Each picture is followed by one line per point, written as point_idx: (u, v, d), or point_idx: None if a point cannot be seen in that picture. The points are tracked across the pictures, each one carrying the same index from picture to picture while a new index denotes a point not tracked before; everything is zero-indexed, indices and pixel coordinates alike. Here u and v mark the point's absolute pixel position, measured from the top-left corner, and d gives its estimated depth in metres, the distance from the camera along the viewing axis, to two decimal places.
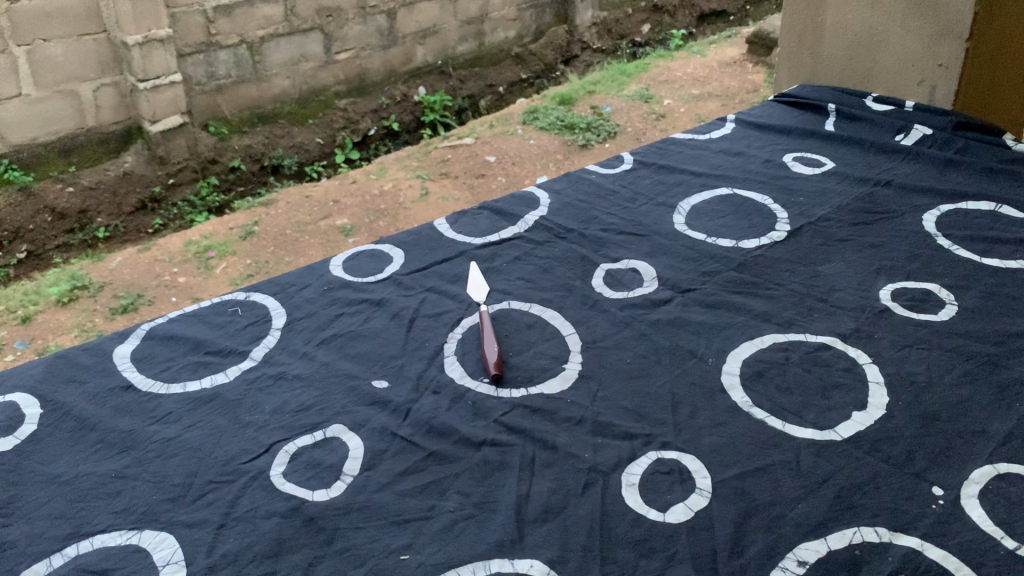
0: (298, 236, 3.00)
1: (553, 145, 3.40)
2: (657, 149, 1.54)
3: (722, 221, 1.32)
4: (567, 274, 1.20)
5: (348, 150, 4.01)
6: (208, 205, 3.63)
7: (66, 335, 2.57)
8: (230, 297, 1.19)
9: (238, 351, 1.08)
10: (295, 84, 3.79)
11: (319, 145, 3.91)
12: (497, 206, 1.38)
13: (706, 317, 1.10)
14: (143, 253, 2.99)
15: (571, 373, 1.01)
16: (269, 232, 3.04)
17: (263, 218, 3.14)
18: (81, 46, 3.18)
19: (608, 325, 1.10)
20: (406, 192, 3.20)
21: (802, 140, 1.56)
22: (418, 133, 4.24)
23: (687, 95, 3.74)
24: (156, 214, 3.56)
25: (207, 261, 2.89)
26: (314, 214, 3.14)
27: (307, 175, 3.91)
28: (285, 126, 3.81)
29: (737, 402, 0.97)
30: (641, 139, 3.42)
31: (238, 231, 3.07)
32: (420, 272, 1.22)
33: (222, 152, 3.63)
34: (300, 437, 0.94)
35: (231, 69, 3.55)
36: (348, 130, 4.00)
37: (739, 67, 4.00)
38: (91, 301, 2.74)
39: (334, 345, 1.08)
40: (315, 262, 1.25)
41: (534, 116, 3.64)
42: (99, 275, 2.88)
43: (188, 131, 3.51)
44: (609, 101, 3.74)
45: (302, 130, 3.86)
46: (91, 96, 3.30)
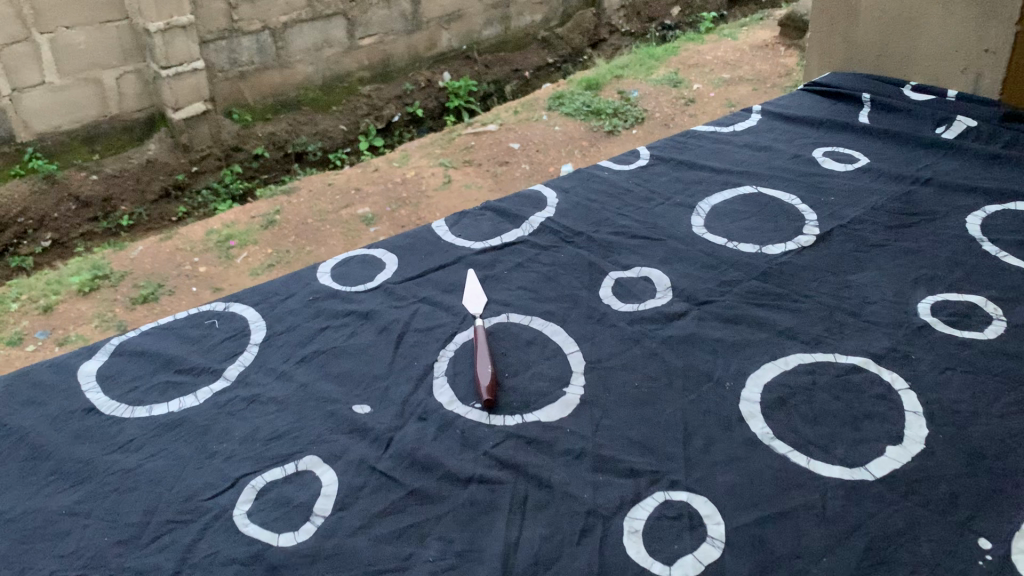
0: (320, 225, 2.87)
1: (578, 131, 3.29)
2: (676, 144, 1.43)
3: (746, 223, 1.21)
4: (573, 284, 1.10)
5: (372, 136, 3.86)
6: (232, 193, 3.50)
7: (88, 326, 2.47)
8: (208, 308, 1.10)
9: (211, 368, 0.99)
10: (318, 70, 3.68)
11: (343, 131, 3.78)
12: (501, 207, 1.28)
13: (725, 333, 1.00)
14: (163, 243, 2.86)
15: (573, 399, 0.92)
16: (291, 219, 2.93)
17: (283, 206, 3.01)
18: (103, 34, 3.09)
19: (615, 341, 0.99)
20: (429, 180, 3.10)
21: (834, 133, 1.44)
22: (445, 119, 4.08)
23: (717, 79, 3.60)
24: (183, 200, 3.42)
25: (228, 249, 2.79)
26: (337, 206, 2.99)
27: (331, 162, 3.77)
28: (308, 113, 3.70)
29: (757, 434, 0.86)
30: (668, 125, 3.29)
31: (259, 219, 2.95)
32: (413, 280, 1.13)
33: (246, 139, 3.52)
34: (270, 470, 0.85)
35: (254, 56, 3.45)
36: (371, 117, 3.86)
37: (771, 49, 3.85)
38: (112, 291, 2.63)
39: (315, 363, 0.99)
40: (302, 270, 1.17)
41: (560, 101, 3.52)
42: (119, 266, 2.75)
43: (211, 119, 3.40)
44: (636, 86, 3.61)
45: (326, 117, 3.74)
46: (114, 83, 3.21)
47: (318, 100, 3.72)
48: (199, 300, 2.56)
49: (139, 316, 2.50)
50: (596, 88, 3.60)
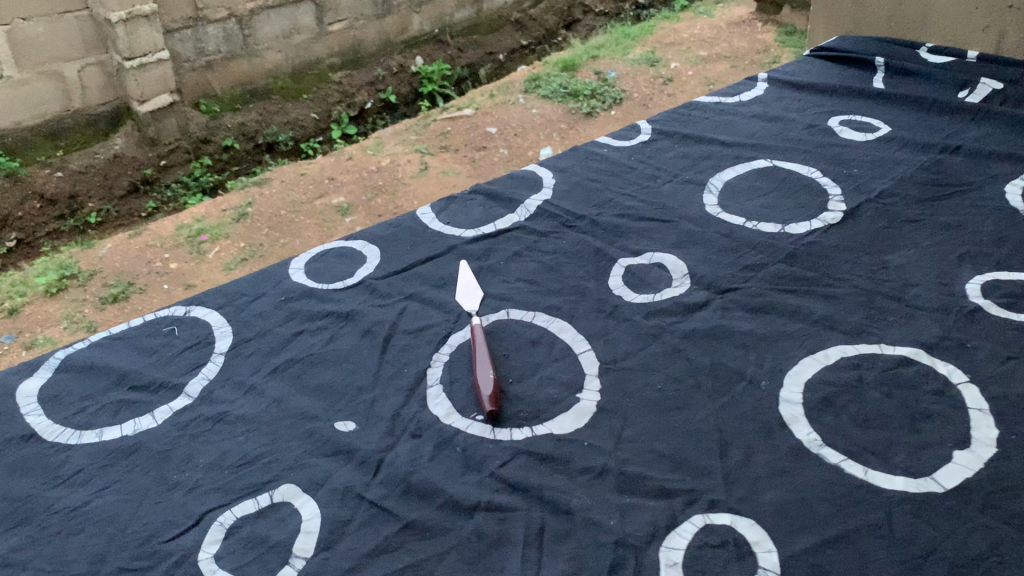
0: (293, 216, 2.56)
1: (557, 112, 3.08)
2: (679, 116, 1.31)
3: (764, 200, 1.09)
4: (578, 274, 0.98)
5: (343, 123, 3.42)
6: (204, 185, 3.03)
7: (55, 327, 2.17)
8: (167, 313, 0.97)
9: (171, 383, 0.87)
10: (289, 57, 3.34)
11: (315, 118, 3.35)
12: (492, 190, 1.16)
13: (754, 324, 0.89)
14: (133, 240, 2.49)
15: (588, 407, 0.80)
16: (261, 215, 2.58)
17: (257, 197, 2.68)
18: (63, 25, 2.72)
19: (630, 338, 0.88)
20: (405, 168, 2.80)
21: (849, 100, 1.33)
22: (416, 103, 3.64)
23: (694, 59, 3.43)
24: (150, 195, 2.95)
25: (199, 245, 2.44)
26: (309, 195, 2.68)
27: (302, 151, 3.29)
28: (279, 102, 3.31)
29: (803, 441, 0.75)
30: (649, 105, 3.10)
31: (230, 213, 2.61)
32: (399, 275, 1.00)
33: (213, 130, 3.10)
34: (241, 503, 0.73)
35: (220, 44, 3.09)
36: (341, 103, 3.45)
37: (745, 28, 3.68)
38: (83, 290, 2.31)
39: (289, 374, 0.87)
40: (272, 267, 1.04)
41: (537, 83, 3.26)
42: (88, 265, 2.40)
43: (178, 111, 3.04)
44: (613, 66, 3.40)
45: (297, 104, 3.35)
46: (75, 76, 2.83)
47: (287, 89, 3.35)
48: (171, 297, 2.24)
49: (112, 317, 2.20)
50: (574, 66, 3.39)
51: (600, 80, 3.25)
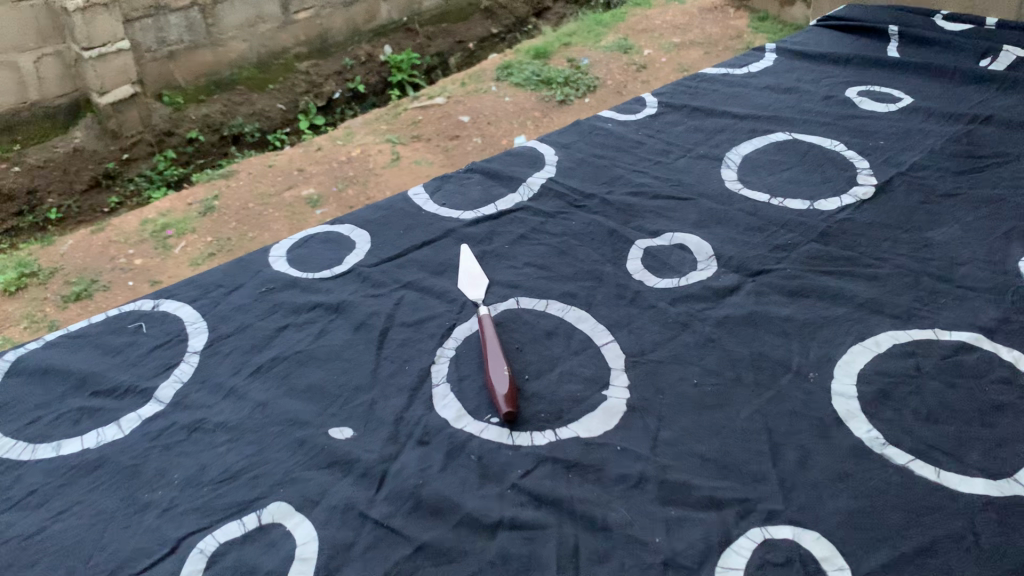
0: (261, 209, 2.04)
1: (527, 101, 2.34)
2: (686, 89, 1.22)
3: (787, 175, 1.01)
4: (592, 257, 0.89)
5: (314, 114, 2.80)
6: (168, 180, 2.51)
7: (11, 326, 1.75)
8: (133, 308, 0.86)
9: (139, 388, 0.76)
10: (254, 47, 2.70)
11: (283, 110, 2.75)
12: (489, 168, 1.06)
13: (793, 310, 0.80)
14: (94, 235, 2.00)
15: (617, 406, 0.71)
16: (232, 204, 2.07)
17: (223, 188, 2.13)
18: (16, 15, 2.20)
19: (657, 327, 0.78)
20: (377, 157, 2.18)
21: (865, 71, 1.24)
22: (388, 95, 2.97)
23: (661, 44, 2.57)
24: (110, 189, 2.44)
25: (162, 237, 1.95)
26: (281, 185, 2.12)
27: (270, 143, 2.70)
28: (246, 92, 2.69)
29: (865, 440, 0.67)
30: (623, 95, 2.37)
31: (197, 206, 2.07)
32: (393, 262, 0.90)
33: (178, 123, 2.55)
34: (224, 526, 0.63)
35: (185, 35, 2.51)
36: (310, 94, 2.82)
37: (723, 10, 2.69)
38: (40, 290, 1.88)
39: (273, 375, 0.76)
40: (250, 255, 0.93)
41: (508, 70, 2.48)
42: (48, 263, 1.95)
43: (142, 103, 2.48)
44: (586, 51, 2.57)
45: (264, 95, 2.73)
46: (30, 68, 2.28)
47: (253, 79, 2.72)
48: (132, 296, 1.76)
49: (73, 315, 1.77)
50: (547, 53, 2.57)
51: (571, 70, 2.45)
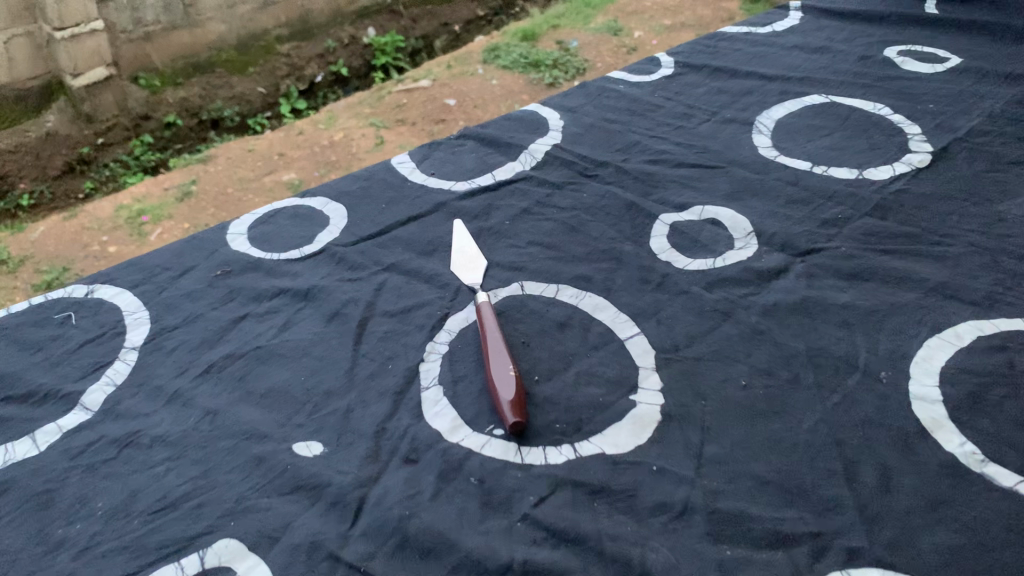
0: (244, 195, 1.30)
1: (515, 85, 1.46)
2: (706, 48, 1.08)
3: (829, 141, 0.87)
4: (609, 235, 0.75)
5: (298, 99, 1.73)
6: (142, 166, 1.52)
7: None
8: (63, 296, 0.72)
9: (61, 392, 0.62)
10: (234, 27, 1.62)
11: (265, 93, 1.68)
12: (485, 134, 0.92)
13: (853, 296, 0.67)
14: (69, 223, 1.28)
15: (649, 415, 0.57)
16: (210, 190, 1.31)
17: (203, 173, 1.36)
18: None
19: (692, 317, 0.65)
20: (363, 142, 1.34)
21: (904, 29, 1.10)
22: (373, 78, 1.83)
23: (659, 24, 1.63)
24: (85, 176, 1.48)
25: (137, 222, 1.25)
26: (262, 171, 1.35)
27: (249, 130, 1.65)
28: (224, 76, 1.63)
29: (960, 458, 0.54)
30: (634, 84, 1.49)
31: (169, 191, 1.32)
32: (375, 241, 0.77)
33: (154, 107, 1.54)
34: (159, 571, 0.50)
35: (164, 12, 1.49)
36: (292, 78, 1.72)
37: None
38: (12, 278, 1.20)
39: (226, 376, 0.63)
40: (208, 232, 0.79)
41: (495, 56, 1.56)
42: (17, 250, 1.24)
43: (115, 88, 1.48)
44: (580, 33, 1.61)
45: (242, 78, 1.66)
46: None
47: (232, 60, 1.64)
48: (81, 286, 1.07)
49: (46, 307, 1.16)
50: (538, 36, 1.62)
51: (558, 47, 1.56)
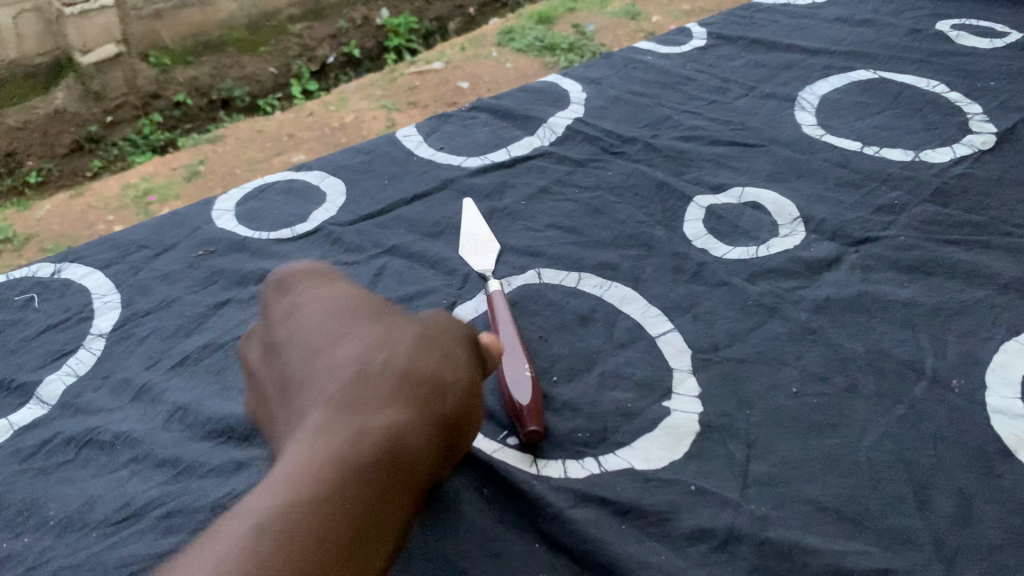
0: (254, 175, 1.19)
1: (529, 68, 1.37)
2: (739, 19, 1.00)
3: (880, 120, 0.79)
4: (637, 218, 0.67)
5: (310, 81, 1.53)
6: (153, 146, 1.37)
7: None
8: (30, 275, 0.64)
9: (16, 383, 0.55)
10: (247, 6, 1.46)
11: (276, 74, 1.50)
12: (500, 105, 0.84)
13: (915, 292, 0.58)
14: (75, 201, 1.14)
15: (687, 426, 0.49)
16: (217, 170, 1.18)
17: (212, 153, 1.23)
18: None
19: (732, 312, 0.57)
20: (374, 125, 1.25)
21: (958, 3, 1.01)
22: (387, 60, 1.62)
23: (678, 9, 1.53)
24: (93, 154, 1.33)
25: (144, 203, 1.12)
26: (272, 152, 1.24)
27: (260, 112, 1.47)
28: (236, 56, 1.47)
29: None
30: None
31: (183, 171, 1.18)
32: (376, 220, 0.69)
33: (164, 86, 1.39)
34: None
35: None
36: (304, 59, 1.53)
37: None
38: (16, 257, 1.07)
39: (203, 368, 0.55)
40: (193, 206, 0.71)
41: (510, 36, 1.46)
42: (22, 228, 1.12)
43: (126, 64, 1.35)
44: (595, 17, 1.52)
45: (253, 58, 1.49)
46: None
47: (245, 42, 1.48)
48: None
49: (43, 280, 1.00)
50: (553, 18, 1.52)
51: (573, 30, 1.47)
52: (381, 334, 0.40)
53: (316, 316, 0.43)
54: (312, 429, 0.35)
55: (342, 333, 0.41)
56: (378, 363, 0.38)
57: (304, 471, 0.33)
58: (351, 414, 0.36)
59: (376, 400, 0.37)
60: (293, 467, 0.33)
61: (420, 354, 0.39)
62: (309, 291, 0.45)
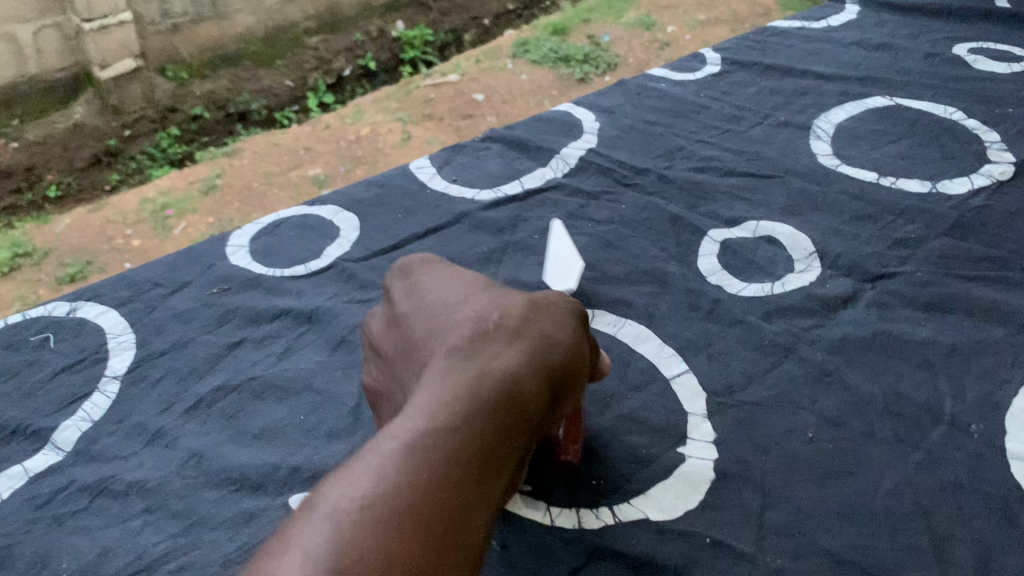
0: (268, 188, 1.18)
1: (544, 80, 1.37)
2: (754, 43, 0.99)
3: (897, 148, 0.78)
4: (651, 252, 0.67)
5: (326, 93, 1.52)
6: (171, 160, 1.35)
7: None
8: (46, 315, 0.64)
9: (31, 429, 0.55)
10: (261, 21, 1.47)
11: (293, 87, 1.49)
12: (513, 136, 0.84)
13: (933, 331, 0.58)
14: (93, 214, 1.14)
15: (701, 472, 0.49)
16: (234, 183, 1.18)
17: (229, 166, 1.23)
18: None
19: (748, 353, 0.57)
20: (387, 138, 1.26)
21: (975, 26, 1.00)
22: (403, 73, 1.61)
23: (693, 18, 1.53)
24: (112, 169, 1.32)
25: (162, 215, 1.12)
26: (288, 165, 1.23)
27: (278, 124, 1.45)
28: (252, 70, 1.47)
29: None
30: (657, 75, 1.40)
31: (196, 184, 1.19)
32: (389, 256, 0.69)
33: (181, 100, 1.38)
34: None
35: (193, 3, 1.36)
36: (320, 72, 1.53)
37: None
38: (36, 271, 1.06)
39: (217, 413, 0.55)
40: (208, 241, 0.71)
41: (524, 46, 1.47)
42: (41, 241, 1.10)
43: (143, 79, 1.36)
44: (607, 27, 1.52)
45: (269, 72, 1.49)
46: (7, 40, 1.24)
47: (260, 56, 1.48)
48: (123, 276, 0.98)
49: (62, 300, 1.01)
50: (566, 28, 1.52)
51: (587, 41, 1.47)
52: (498, 298, 0.45)
53: (440, 282, 0.47)
54: (444, 378, 0.39)
55: (464, 300, 0.45)
56: (496, 320, 0.43)
57: (446, 416, 0.37)
58: (479, 368, 0.40)
59: (492, 351, 0.41)
60: (429, 406, 0.38)
61: (534, 315, 0.44)
62: (429, 266, 0.49)
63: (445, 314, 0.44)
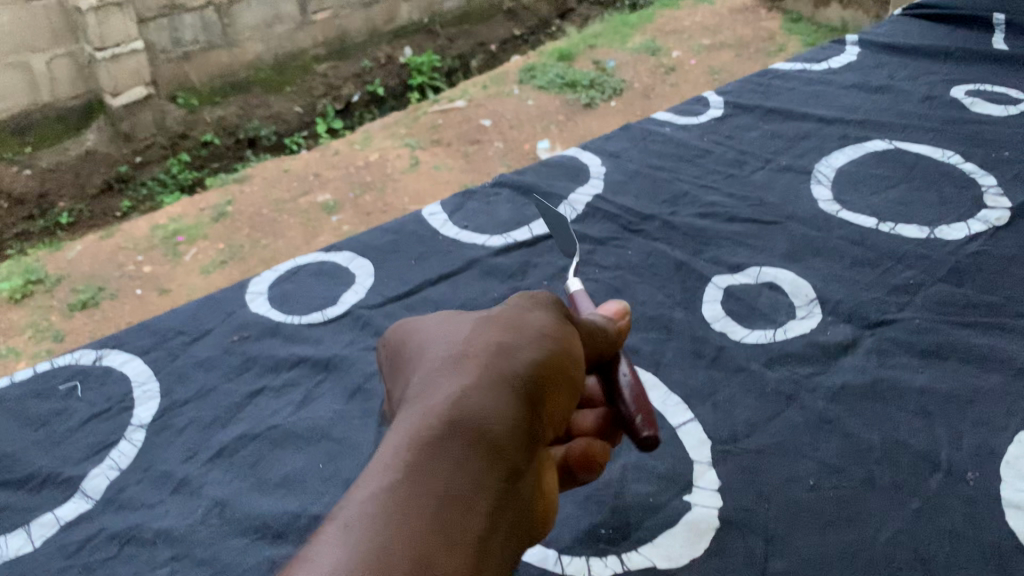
0: (279, 215, 1.20)
1: (550, 105, 1.40)
2: (757, 86, 1.02)
3: (895, 193, 0.80)
4: (657, 298, 0.69)
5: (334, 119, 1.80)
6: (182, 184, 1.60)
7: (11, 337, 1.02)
8: (73, 362, 0.67)
9: (61, 477, 0.57)
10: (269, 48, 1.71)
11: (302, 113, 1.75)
12: (522, 181, 0.86)
13: (931, 378, 0.59)
14: (105, 241, 1.17)
15: (707, 520, 0.51)
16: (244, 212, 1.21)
17: (240, 194, 1.26)
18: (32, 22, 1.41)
19: (752, 401, 0.59)
20: (395, 164, 1.29)
21: (974, 67, 1.02)
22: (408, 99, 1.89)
23: (697, 44, 1.56)
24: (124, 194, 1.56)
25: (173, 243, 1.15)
26: (297, 191, 1.26)
27: (285, 149, 1.71)
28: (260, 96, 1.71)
29: None
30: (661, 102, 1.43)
31: (208, 212, 1.22)
32: (403, 302, 0.71)
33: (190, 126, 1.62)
34: None
35: (202, 33, 1.60)
36: (329, 98, 1.80)
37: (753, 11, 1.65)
38: (48, 297, 1.09)
39: (239, 461, 0.57)
40: (228, 289, 0.74)
41: (530, 72, 1.50)
42: (54, 269, 1.14)
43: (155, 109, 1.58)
44: (612, 53, 1.55)
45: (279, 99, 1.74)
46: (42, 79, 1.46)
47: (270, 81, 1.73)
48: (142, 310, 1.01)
49: (78, 330, 1.03)
50: (572, 54, 1.55)
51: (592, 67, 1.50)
52: (455, 330, 0.44)
53: (410, 337, 0.47)
54: (412, 414, 0.39)
55: (428, 347, 0.44)
56: (452, 351, 0.42)
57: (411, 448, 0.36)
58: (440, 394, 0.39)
59: (451, 377, 0.40)
60: (395, 440, 0.37)
61: (488, 332, 0.43)
62: (404, 330, 0.49)
63: (412, 366, 0.44)
